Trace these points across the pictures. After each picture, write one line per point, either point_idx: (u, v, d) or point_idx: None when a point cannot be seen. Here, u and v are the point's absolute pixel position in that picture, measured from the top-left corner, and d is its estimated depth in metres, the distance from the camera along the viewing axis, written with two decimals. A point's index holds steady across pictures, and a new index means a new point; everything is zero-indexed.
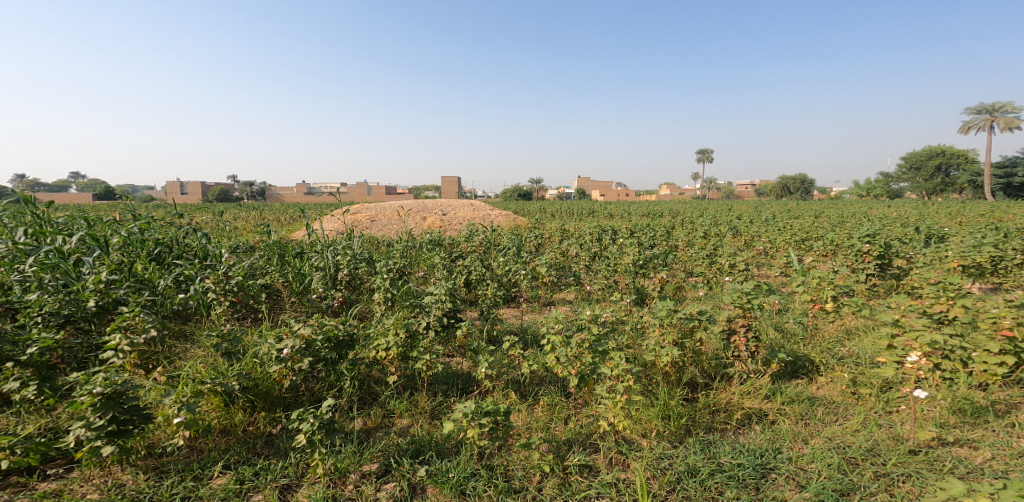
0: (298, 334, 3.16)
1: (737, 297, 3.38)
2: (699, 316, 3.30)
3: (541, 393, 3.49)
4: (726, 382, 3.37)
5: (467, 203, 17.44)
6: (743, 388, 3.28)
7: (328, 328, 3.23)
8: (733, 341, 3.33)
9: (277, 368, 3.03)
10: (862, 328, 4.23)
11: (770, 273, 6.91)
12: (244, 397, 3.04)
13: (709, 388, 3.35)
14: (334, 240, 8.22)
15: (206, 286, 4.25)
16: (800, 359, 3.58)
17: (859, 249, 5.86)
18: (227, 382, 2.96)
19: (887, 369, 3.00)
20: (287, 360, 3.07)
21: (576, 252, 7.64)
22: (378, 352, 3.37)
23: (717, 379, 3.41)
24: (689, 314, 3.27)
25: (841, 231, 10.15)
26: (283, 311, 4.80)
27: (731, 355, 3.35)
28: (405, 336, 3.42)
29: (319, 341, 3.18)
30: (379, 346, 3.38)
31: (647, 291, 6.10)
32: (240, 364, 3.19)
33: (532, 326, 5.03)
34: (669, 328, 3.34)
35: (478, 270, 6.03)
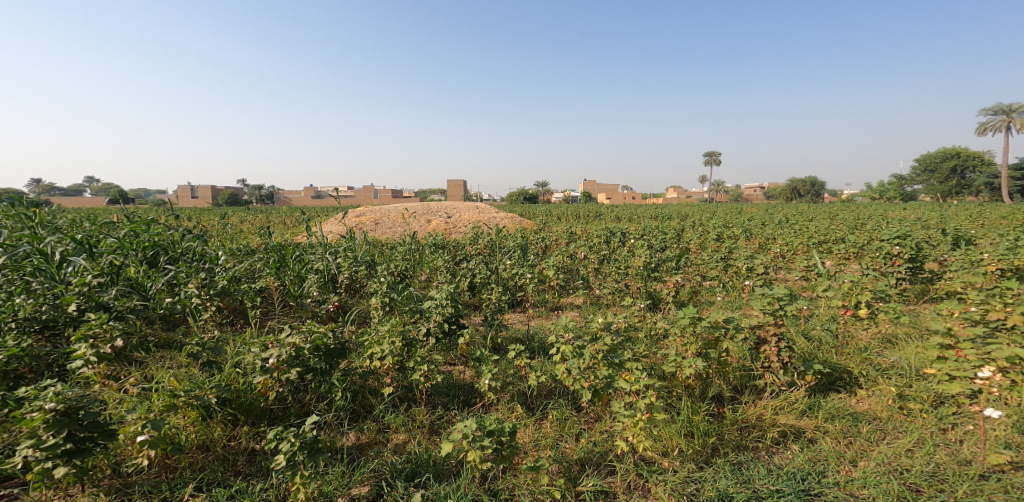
0: (285, 342, 2.89)
1: (767, 303, 3.07)
2: (725, 324, 3.00)
3: (549, 407, 3.20)
4: (756, 395, 3.07)
5: (473, 206, 17.25)
6: (776, 403, 2.97)
7: (318, 335, 2.97)
8: (764, 351, 3.02)
9: (261, 379, 2.77)
10: (898, 335, 3.92)
11: (790, 277, 6.58)
12: (224, 411, 2.78)
13: (737, 402, 3.05)
14: (335, 242, 8.00)
15: (195, 290, 4.01)
16: (835, 370, 3.26)
17: (887, 252, 5.54)
18: (204, 394, 2.71)
19: (953, 387, 2.71)
20: (272, 371, 2.81)
21: (585, 255, 7.35)
22: (373, 362, 3.10)
23: (746, 392, 3.10)
24: (714, 323, 2.97)
25: (861, 234, 9.81)
26: (277, 316, 4.56)
27: (761, 366, 3.04)
28: (402, 344, 3.15)
29: (308, 350, 2.91)
30: (374, 355, 3.10)
31: (661, 296, 5.80)
32: (221, 374, 2.93)
33: (540, 332, 4.75)
34: (692, 337, 3.06)
35: (484, 273, 5.77)
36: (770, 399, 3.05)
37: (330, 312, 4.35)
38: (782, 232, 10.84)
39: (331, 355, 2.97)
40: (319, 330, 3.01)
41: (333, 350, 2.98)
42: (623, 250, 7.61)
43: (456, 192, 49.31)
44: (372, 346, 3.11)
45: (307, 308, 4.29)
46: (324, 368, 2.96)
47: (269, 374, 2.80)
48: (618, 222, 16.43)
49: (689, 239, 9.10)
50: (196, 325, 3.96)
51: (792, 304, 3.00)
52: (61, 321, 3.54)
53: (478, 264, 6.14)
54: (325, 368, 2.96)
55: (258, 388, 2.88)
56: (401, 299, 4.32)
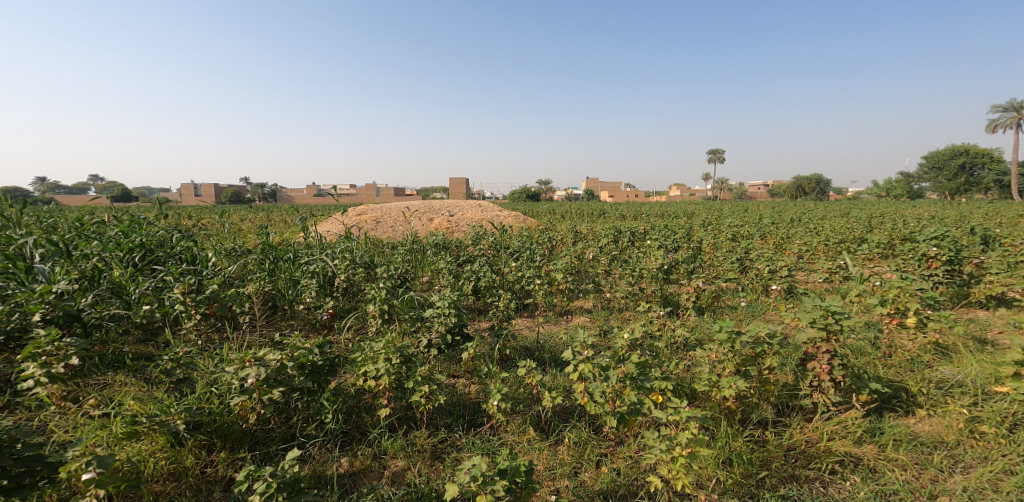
0: (265, 360, 2.54)
1: (819, 317, 2.71)
2: (770, 341, 2.66)
3: (566, 429, 2.86)
4: (803, 417, 2.72)
5: (476, 204, 16.94)
6: (828, 426, 2.63)
7: (305, 351, 2.62)
8: (814, 370, 2.67)
9: (237, 402, 2.42)
10: (948, 348, 3.57)
11: (813, 280, 6.22)
12: (196, 436, 2.44)
13: (782, 425, 2.70)
14: (333, 243, 7.67)
15: (176, 296, 3.66)
16: (889, 386, 2.91)
17: (923, 254, 5.17)
18: (171, 419, 2.37)
19: None
20: (251, 392, 2.46)
21: (594, 256, 7.02)
22: (367, 380, 2.75)
23: (790, 413, 2.76)
24: (757, 339, 2.63)
25: (879, 233, 9.45)
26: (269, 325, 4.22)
27: (809, 385, 2.70)
28: (400, 361, 2.80)
29: (291, 368, 2.56)
30: (367, 373, 2.75)
31: (677, 300, 5.46)
32: (194, 394, 2.59)
33: (550, 341, 4.41)
34: (730, 353, 2.71)
35: (489, 277, 5.43)
36: (821, 421, 2.70)
37: (325, 320, 4.00)
38: (796, 231, 10.48)
39: (318, 373, 2.61)
40: (306, 345, 2.67)
41: (321, 368, 2.63)
42: (635, 251, 7.26)
43: (458, 189, 48.90)
44: (366, 362, 2.76)
45: (296, 315, 3.91)
46: (311, 387, 2.61)
47: (247, 395, 2.46)
48: (624, 222, 16.09)
49: (702, 238, 8.75)
50: (178, 335, 3.62)
51: (847, 318, 2.65)
52: (27, 331, 3.19)
53: (483, 265, 5.80)
54: (312, 388, 2.61)
55: (235, 410, 2.54)
56: (400, 306, 3.97)
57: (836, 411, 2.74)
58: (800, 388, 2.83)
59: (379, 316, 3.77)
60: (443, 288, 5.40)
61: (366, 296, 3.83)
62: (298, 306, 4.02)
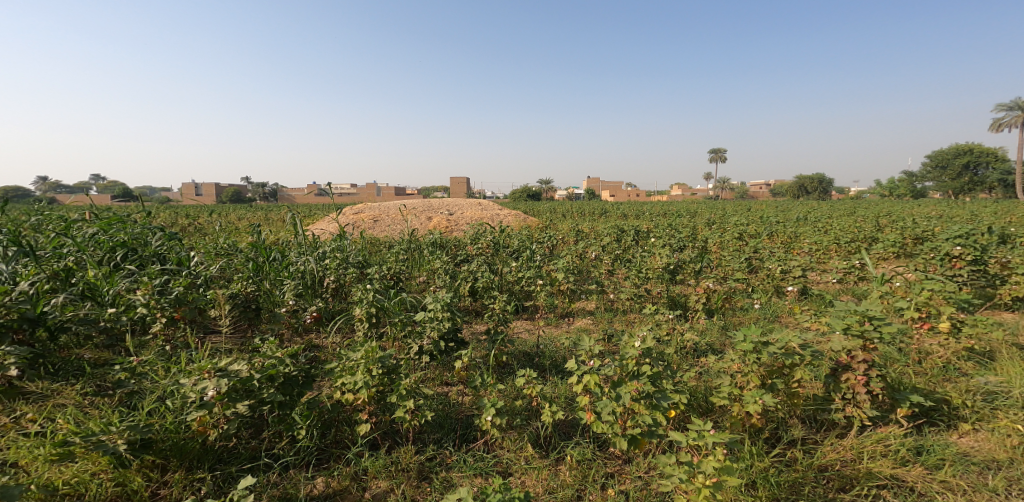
0: (228, 371, 2.27)
1: (853, 323, 2.48)
2: (801, 352, 2.43)
3: (568, 446, 2.59)
4: (836, 433, 2.47)
5: (477, 203, 16.43)
6: (866, 443, 2.37)
7: (274, 361, 2.36)
8: (847, 382, 2.42)
9: (195, 417, 2.16)
10: (983, 355, 3.31)
11: (826, 280, 5.96)
12: (144, 456, 2.16)
13: (812, 442, 2.44)
14: (326, 242, 7.41)
15: (140, 297, 3.34)
16: (927, 396, 2.65)
17: (946, 253, 4.91)
18: (112, 438, 2.10)
19: None
20: (211, 406, 2.20)
21: (597, 256, 6.76)
22: (345, 394, 2.48)
23: (820, 429, 2.50)
24: (786, 349, 2.39)
25: (891, 232, 9.18)
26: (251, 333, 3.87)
27: (842, 398, 2.45)
28: (383, 373, 2.53)
29: (259, 381, 2.29)
30: (346, 386, 2.48)
31: (684, 302, 5.20)
32: (146, 409, 2.32)
33: (551, 347, 4.16)
34: (753, 364, 2.46)
35: (487, 278, 5.16)
36: (857, 438, 2.45)
37: (309, 327, 3.72)
38: (803, 230, 10.22)
39: (288, 386, 2.35)
40: (276, 354, 2.40)
41: (291, 380, 2.36)
42: (639, 250, 7.00)
43: (458, 188, 48.62)
44: (345, 373, 2.50)
45: (276, 319, 3.61)
46: (279, 401, 2.34)
47: (206, 410, 2.19)
48: (625, 221, 15.86)
49: (708, 238, 8.48)
50: (147, 340, 3.34)
51: (885, 325, 2.41)
52: None
53: (480, 266, 5.54)
54: (281, 402, 2.33)
55: (192, 426, 2.27)
56: (390, 309, 3.71)
57: (872, 427, 2.48)
58: (831, 401, 2.57)
59: (366, 320, 3.51)
60: (439, 290, 5.14)
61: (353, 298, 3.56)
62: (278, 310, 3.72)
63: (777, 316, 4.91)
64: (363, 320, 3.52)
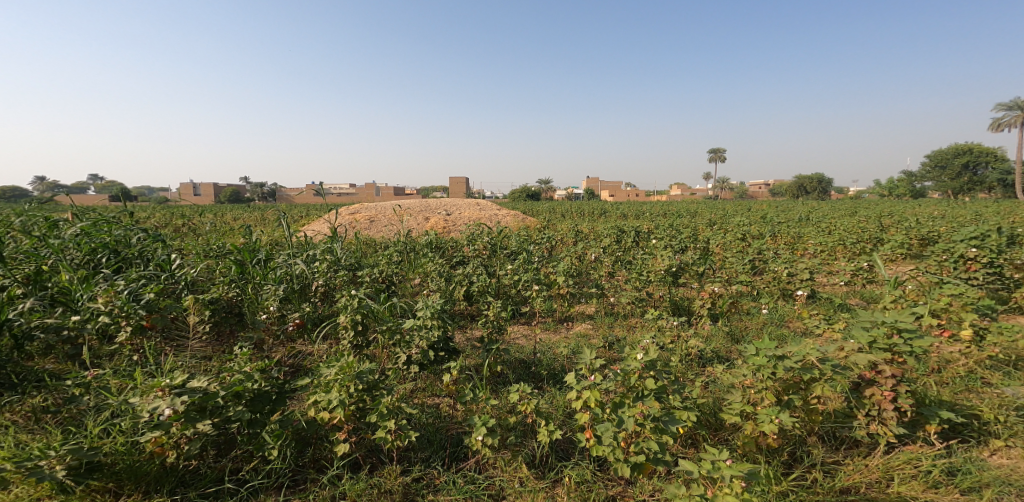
0: (186, 387, 2.09)
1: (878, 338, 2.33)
2: (819, 366, 2.26)
3: (566, 466, 2.41)
4: (859, 451, 2.30)
5: (475, 203, 16.21)
6: (894, 462, 2.21)
7: (241, 376, 2.19)
8: (872, 398, 2.26)
9: (148, 438, 1.98)
10: (1007, 364, 3.14)
11: (835, 283, 5.78)
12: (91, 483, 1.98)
13: (834, 462, 2.28)
14: (318, 243, 7.22)
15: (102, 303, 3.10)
16: (954, 411, 2.48)
17: (961, 256, 4.74)
18: (51, 464, 1.93)
19: None
20: (167, 427, 2.01)
21: (596, 258, 6.57)
22: (321, 412, 2.29)
23: (842, 447, 2.34)
24: (804, 364, 2.22)
25: (898, 233, 9.00)
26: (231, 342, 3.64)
27: (866, 415, 2.29)
28: (363, 389, 2.33)
29: (222, 398, 2.11)
30: (322, 403, 2.29)
31: (687, 306, 5.02)
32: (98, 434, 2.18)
33: (548, 355, 3.98)
34: (767, 379, 2.28)
35: (482, 281, 4.98)
36: (885, 456, 2.28)
37: (290, 333, 3.48)
38: (808, 231, 10.04)
39: (257, 403, 2.18)
40: (243, 369, 2.23)
41: (260, 396, 2.19)
42: (640, 252, 6.82)
43: (458, 188, 48.45)
44: (320, 390, 2.31)
45: (254, 325, 3.37)
46: (246, 419, 2.16)
47: (161, 431, 2.01)
48: (626, 221, 15.68)
49: (711, 238, 8.30)
50: (114, 350, 3.13)
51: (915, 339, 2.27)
52: None
53: (476, 268, 5.35)
54: (248, 421, 2.16)
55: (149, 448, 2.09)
56: (378, 315, 3.52)
57: (899, 444, 2.32)
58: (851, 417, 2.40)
59: (352, 328, 3.32)
60: (432, 294, 4.96)
61: (337, 305, 3.37)
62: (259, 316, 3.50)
63: (784, 321, 4.73)
64: (349, 328, 3.33)
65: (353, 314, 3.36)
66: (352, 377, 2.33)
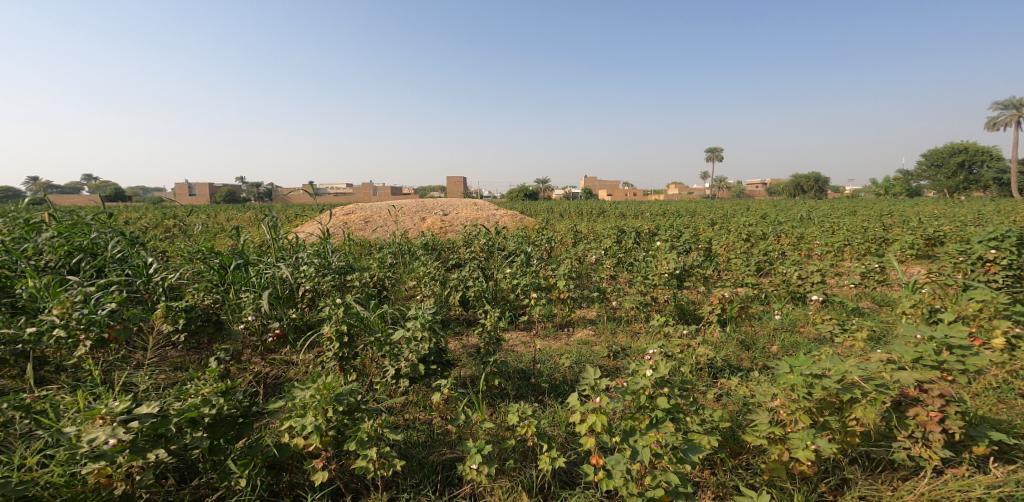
0: (133, 413, 1.86)
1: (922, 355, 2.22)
2: (858, 387, 2.08)
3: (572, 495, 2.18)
4: (903, 477, 2.13)
5: (472, 204, 15.97)
6: (942, 489, 2.03)
7: (199, 399, 1.97)
8: (917, 419, 2.09)
9: (87, 471, 1.75)
10: None
11: (846, 285, 5.59)
12: None
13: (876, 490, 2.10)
14: (309, 245, 6.99)
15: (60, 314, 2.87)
16: (997, 430, 2.28)
17: (980, 257, 4.56)
18: None
19: None
20: (111, 458, 1.78)
21: (598, 260, 6.36)
22: (292, 440, 2.04)
23: (885, 474, 2.16)
24: (841, 384, 2.03)
25: (905, 234, 8.83)
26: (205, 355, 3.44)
27: (910, 437, 2.11)
28: (341, 413, 2.09)
29: (174, 425, 1.88)
30: (294, 429, 2.04)
31: (693, 310, 4.82)
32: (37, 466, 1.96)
33: (548, 367, 3.77)
34: (800, 399, 2.09)
35: (479, 286, 4.76)
36: (932, 482, 2.11)
37: (267, 343, 3.18)
38: (812, 231, 9.86)
39: (219, 428, 1.95)
40: (201, 392, 2.01)
41: (221, 420, 1.97)
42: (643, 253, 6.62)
43: (454, 188, 48.18)
44: (291, 415, 2.06)
45: (229, 338, 3.13)
46: (206, 446, 1.95)
47: (105, 462, 1.78)
48: (624, 222, 15.49)
49: (713, 239, 8.10)
50: (74, 365, 2.88)
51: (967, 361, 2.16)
52: None
53: (472, 273, 5.13)
54: (208, 448, 1.94)
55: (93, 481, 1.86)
56: (366, 325, 3.31)
57: (946, 469, 2.14)
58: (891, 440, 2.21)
59: (337, 340, 3.10)
60: (426, 299, 4.73)
61: (321, 315, 3.15)
62: (235, 327, 3.26)
63: (796, 328, 4.53)
64: (334, 340, 3.10)
65: (338, 324, 3.13)
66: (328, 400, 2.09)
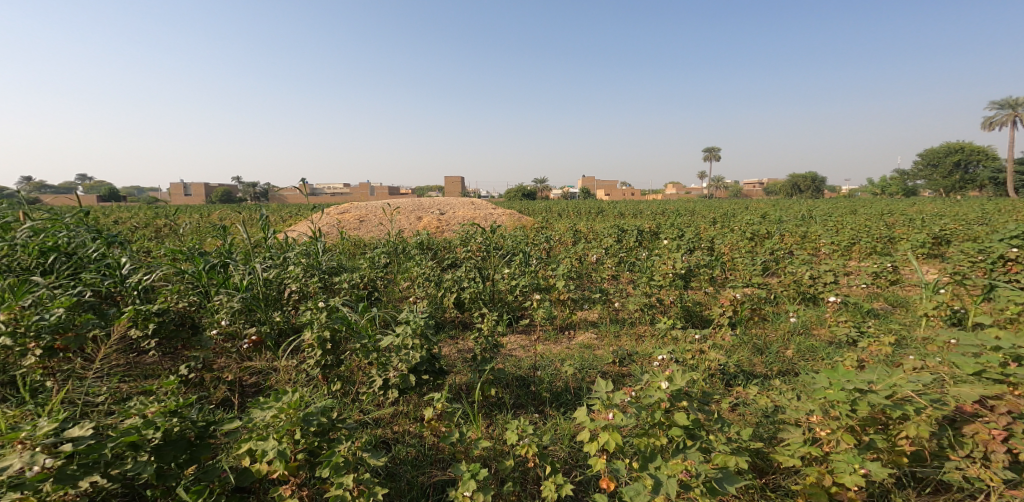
0: (67, 435, 1.67)
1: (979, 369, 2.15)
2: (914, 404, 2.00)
3: None
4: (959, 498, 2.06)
5: (469, 202, 15.68)
6: None
7: (143, 420, 1.77)
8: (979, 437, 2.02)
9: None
10: None
11: (857, 285, 5.40)
12: None
13: None
14: (298, 243, 6.72)
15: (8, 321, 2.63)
16: None
17: (1001, 256, 4.38)
18: None
19: None
20: (36, 487, 1.59)
21: (599, 259, 6.14)
22: (253, 465, 1.81)
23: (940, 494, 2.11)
24: (895, 401, 1.97)
25: (911, 232, 8.65)
26: (162, 371, 3.22)
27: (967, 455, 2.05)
28: (310, 433, 1.86)
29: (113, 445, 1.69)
30: (254, 453, 1.81)
31: (700, 312, 4.61)
32: None
33: (549, 374, 3.55)
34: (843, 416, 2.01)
35: (476, 287, 4.52)
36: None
37: (242, 350, 2.97)
38: (815, 230, 9.67)
39: (168, 450, 1.77)
40: (145, 412, 1.83)
41: (171, 442, 1.79)
42: (645, 253, 6.40)
43: (453, 189, 47.93)
44: (252, 439, 1.82)
45: (199, 346, 2.92)
46: (154, 472, 1.76)
47: (30, 492, 1.58)
48: (624, 220, 15.23)
49: (717, 237, 7.86)
50: (27, 377, 2.64)
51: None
52: None
53: (467, 273, 4.89)
54: (156, 474, 1.75)
55: None
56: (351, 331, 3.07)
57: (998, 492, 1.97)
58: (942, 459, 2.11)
59: (320, 347, 2.86)
60: (420, 302, 4.50)
61: (301, 320, 2.92)
62: (210, 333, 3.03)
63: (808, 331, 4.32)
64: (316, 346, 2.86)
65: (321, 330, 2.89)
66: (294, 420, 1.85)
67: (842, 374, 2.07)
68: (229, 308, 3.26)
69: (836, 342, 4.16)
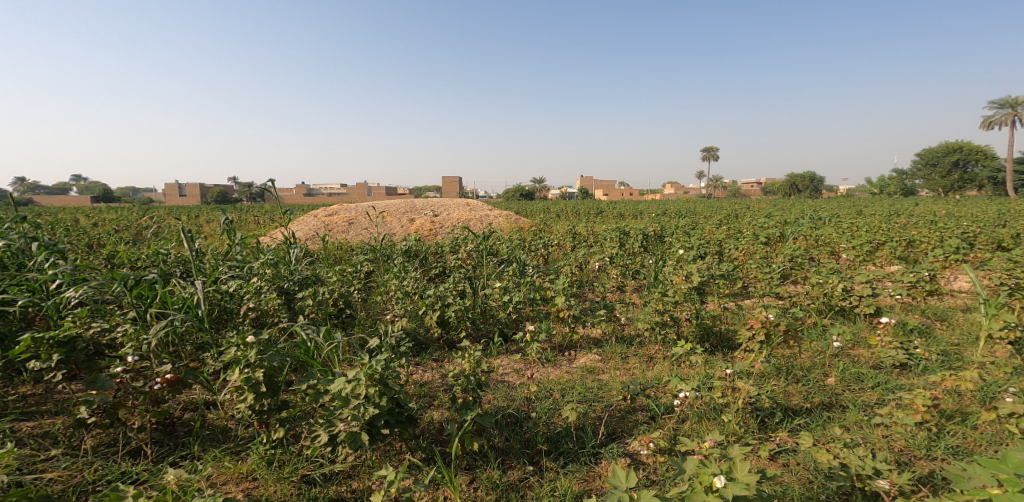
0: None
1: None
2: None
3: None
4: None
5: (465, 204, 15.17)
6: None
7: None
8: None
9: None
10: None
11: (893, 296, 4.83)
12: None
13: None
14: (272, 248, 6.14)
15: None
16: None
17: None
18: None
19: None
20: None
21: (602, 266, 5.58)
22: None
23: None
24: None
25: (938, 233, 8.07)
26: (59, 415, 2.67)
27: None
28: None
29: None
30: None
31: (717, 332, 4.06)
32: None
33: (545, 412, 2.98)
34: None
35: (461, 304, 3.94)
36: None
37: (149, 391, 2.34)
38: (833, 231, 9.10)
39: None
40: None
41: None
42: (653, 259, 5.83)
43: (451, 191, 47.33)
44: None
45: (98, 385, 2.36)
46: None
47: None
48: (625, 221, 14.73)
49: (730, 240, 7.28)
50: None
51: None
52: None
53: (453, 286, 4.30)
54: None
55: None
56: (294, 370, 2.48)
57: None
58: None
59: (251, 390, 2.27)
60: (398, 320, 3.92)
61: (227, 355, 2.32)
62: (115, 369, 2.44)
63: (845, 354, 3.77)
64: (246, 389, 2.27)
65: (254, 368, 2.30)
66: None
67: (1014, 464, 1.88)
68: (145, 335, 2.67)
69: (882, 368, 3.58)
